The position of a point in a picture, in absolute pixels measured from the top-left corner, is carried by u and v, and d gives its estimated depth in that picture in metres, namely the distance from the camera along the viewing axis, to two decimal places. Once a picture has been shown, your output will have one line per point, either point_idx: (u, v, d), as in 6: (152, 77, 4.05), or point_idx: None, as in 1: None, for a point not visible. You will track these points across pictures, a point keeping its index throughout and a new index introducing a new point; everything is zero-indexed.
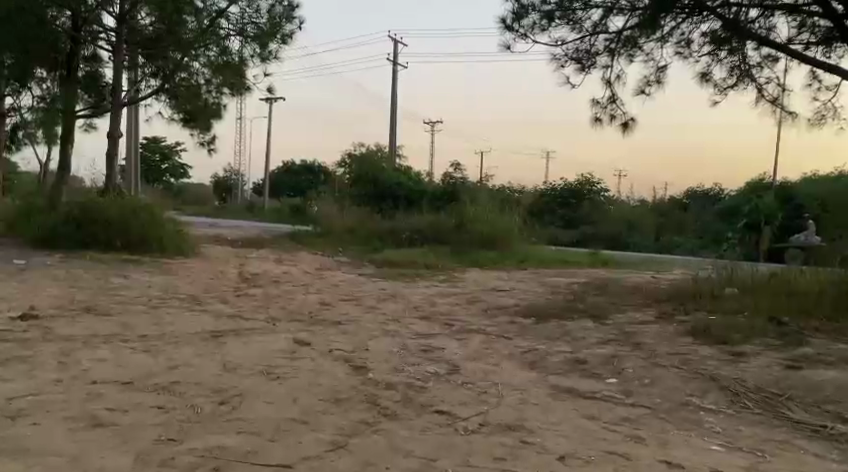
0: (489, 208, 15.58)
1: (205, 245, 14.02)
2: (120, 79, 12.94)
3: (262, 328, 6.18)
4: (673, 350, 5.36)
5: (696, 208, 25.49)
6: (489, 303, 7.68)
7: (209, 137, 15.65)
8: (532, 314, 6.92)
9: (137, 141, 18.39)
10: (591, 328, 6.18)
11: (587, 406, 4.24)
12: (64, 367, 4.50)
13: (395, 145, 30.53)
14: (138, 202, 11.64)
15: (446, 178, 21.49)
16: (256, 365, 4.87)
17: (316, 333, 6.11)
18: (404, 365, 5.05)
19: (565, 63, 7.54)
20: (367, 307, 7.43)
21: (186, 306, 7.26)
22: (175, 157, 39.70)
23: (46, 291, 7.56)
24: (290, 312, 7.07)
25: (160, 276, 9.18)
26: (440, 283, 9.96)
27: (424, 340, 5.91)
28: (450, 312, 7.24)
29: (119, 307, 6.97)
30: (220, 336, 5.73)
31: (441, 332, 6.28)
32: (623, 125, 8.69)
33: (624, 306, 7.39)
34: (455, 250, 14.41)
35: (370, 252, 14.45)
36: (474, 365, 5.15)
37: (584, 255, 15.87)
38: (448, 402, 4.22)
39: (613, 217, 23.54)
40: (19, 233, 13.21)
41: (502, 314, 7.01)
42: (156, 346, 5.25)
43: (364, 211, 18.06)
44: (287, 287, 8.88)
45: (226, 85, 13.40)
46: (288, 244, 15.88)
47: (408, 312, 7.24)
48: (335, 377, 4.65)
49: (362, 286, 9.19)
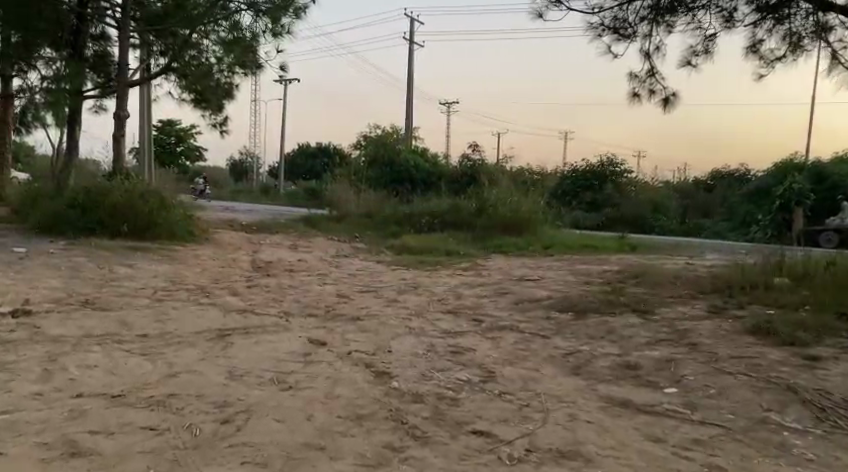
0: (511, 192, 14.90)
1: (217, 231, 13.49)
2: (127, 57, 12.38)
3: (274, 325, 5.63)
4: (736, 353, 4.72)
5: (723, 189, 24.55)
6: (521, 295, 7.07)
7: (222, 118, 15.10)
8: (569, 308, 6.30)
9: (150, 123, 17.77)
10: (637, 326, 5.56)
11: (649, 424, 3.64)
12: (47, 376, 3.96)
13: (412, 126, 29.85)
14: (145, 187, 11.11)
15: (464, 159, 20.82)
16: (266, 372, 4.32)
17: (334, 331, 5.55)
18: (431, 372, 4.46)
19: (601, 33, 6.78)
20: (389, 300, 6.86)
21: (193, 299, 6.72)
22: (191, 139, 39.23)
23: (44, 282, 7.04)
24: (304, 305, 6.51)
25: (167, 265, 8.64)
26: (464, 272, 9.34)
27: (452, 340, 5.33)
28: (479, 306, 6.64)
29: (119, 300, 6.44)
30: (227, 336, 5.18)
31: (471, 329, 5.70)
32: (664, 101, 8.03)
33: (668, 299, 6.75)
34: (476, 236, 13.77)
35: (388, 238, 13.83)
36: (511, 370, 4.56)
37: (611, 239, 15.16)
38: (487, 420, 3.64)
39: (638, 200, 22.69)
40: (24, 217, 12.66)
41: (536, 308, 6.41)
42: (156, 348, 4.71)
43: (380, 194, 17.43)
44: (301, 278, 8.31)
45: (238, 64, 12.83)
46: (303, 229, 15.32)
47: (432, 305, 6.66)
48: (354, 386, 4.08)
49: (381, 276, 8.61)
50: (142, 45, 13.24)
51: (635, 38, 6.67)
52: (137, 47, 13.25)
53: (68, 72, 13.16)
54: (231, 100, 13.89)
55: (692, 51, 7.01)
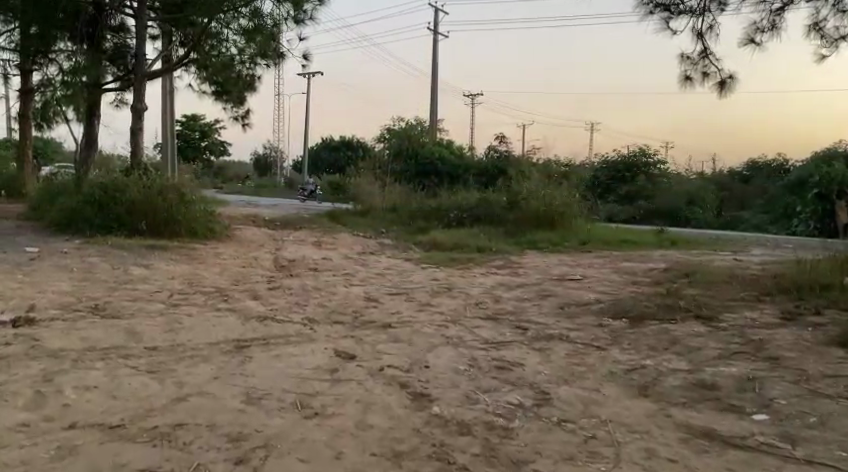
0: (544, 184, 14.22)
1: (240, 227, 13.03)
2: (144, 48, 11.98)
3: (297, 334, 5.09)
4: (829, 370, 4.08)
5: (761, 180, 23.56)
6: (567, 298, 6.46)
7: (243, 111, 14.67)
8: (623, 315, 5.67)
9: (172, 119, 17.37)
10: (703, 337, 4.93)
11: (744, 463, 3.04)
12: (39, 401, 3.46)
13: (436, 118, 29.30)
14: (164, 181, 10.67)
15: (490, 150, 20.18)
16: (287, 393, 3.77)
17: (363, 341, 5.00)
18: (477, 393, 3.88)
19: (652, 10, 6.12)
20: (422, 304, 6.28)
21: (210, 303, 6.22)
22: (215, 134, 39.05)
23: (55, 285, 6.59)
24: (330, 310, 5.97)
25: (185, 265, 8.16)
26: (499, 271, 8.72)
27: (496, 352, 4.75)
28: (521, 310, 6.05)
29: (131, 306, 5.95)
30: (246, 348, 4.65)
31: (515, 339, 5.10)
32: (719, 83, 7.37)
33: (732, 303, 6.08)
34: (508, 231, 13.14)
35: (416, 233, 13.25)
36: (567, 392, 3.98)
37: (650, 234, 14.45)
38: (549, 458, 3.06)
39: (674, 191, 21.77)
40: (42, 214, 12.31)
41: (586, 314, 5.80)
42: (166, 365, 4.20)
43: (406, 188, 16.85)
44: (327, 278, 7.76)
45: (260, 55, 12.29)
46: (327, 224, 14.84)
47: (470, 310, 6.07)
48: (389, 413, 3.51)
49: (411, 276, 8.02)
50: (162, 35, 12.87)
51: (688, 15, 6.03)
52: (156, 38, 12.88)
53: (85, 63, 12.84)
54: (253, 93, 13.44)
55: (755, 27, 6.33)
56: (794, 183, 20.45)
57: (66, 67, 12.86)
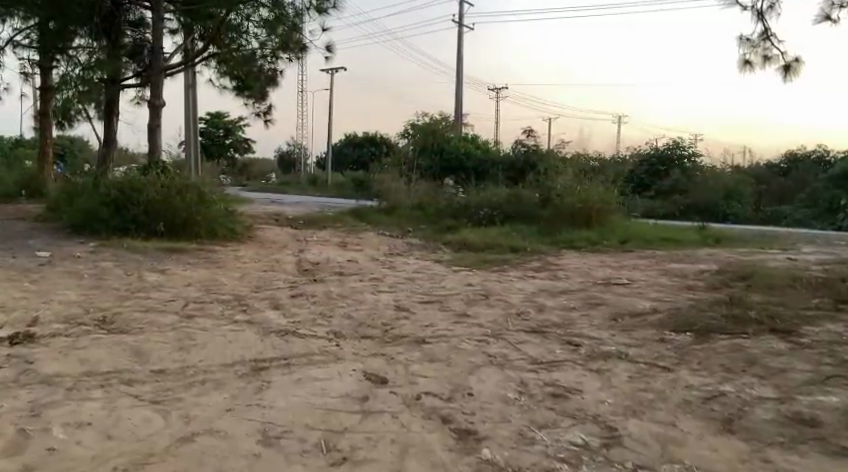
0: (578, 178, 13.55)
1: (261, 227, 12.55)
2: (161, 41, 11.53)
3: (322, 353, 4.53)
4: None
5: (802, 171, 22.60)
6: (618, 308, 5.84)
7: (265, 106, 14.20)
8: (686, 329, 5.05)
9: (194, 116, 16.99)
10: (787, 357, 4.29)
11: None
12: (20, 445, 2.95)
13: (461, 113, 28.67)
14: (183, 180, 10.31)
15: (518, 144, 19.52)
16: (310, 431, 3.22)
17: (396, 361, 4.44)
18: (533, 431, 3.30)
19: None
20: (459, 314, 5.71)
21: (227, 314, 5.69)
22: (239, 131, 38.81)
23: (62, 295, 6.11)
24: (357, 322, 5.42)
25: (202, 270, 7.66)
26: (537, 274, 8.11)
27: (549, 374, 4.16)
28: (569, 322, 5.45)
29: (141, 318, 5.44)
30: (264, 371, 4.11)
31: (568, 358, 4.51)
32: (784, 67, 6.69)
33: (808, 313, 5.43)
34: (542, 229, 12.50)
35: (444, 232, 12.68)
36: (639, 427, 3.38)
37: (690, 230, 13.74)
38: None
39: (710, 184, 20.90)
40: (59, 215, 11.96)
41: (643, 328, 5.18)
42: (173, 393, 3.68)
43: (432, 183, 16.26)
44: (353, 283, 7.21)
45: (282, 48, 11.83)
46: (351, 223, 14.33)
47: (512, 321, 5.49)
48: (432, 459, 2.95)
49: (444, 281, 7.44)
50: (181, 29, 12.42)
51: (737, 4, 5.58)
52: (175, 31, 12.45)
53: (102, 57, 12.44)
54: (275, 88, 12.96)
55: (831, 3, 5.64)
56: (838, 174, 19.51)
57: (82, 62, 12.46)
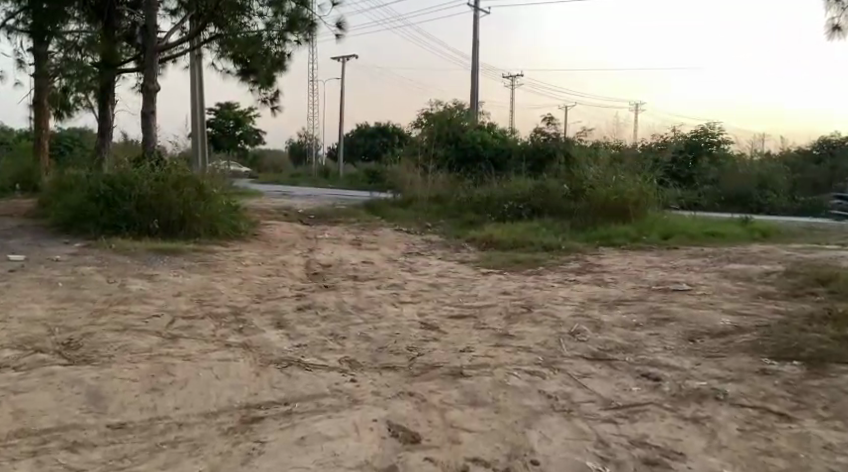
0: (610, 167, 12.40)
1: (268, 223, 11.56)
2: (155, 19, 10.52)
3: (334, 394, 3.53)
4: None
5: (840, 158, 21.22)
6: (693, 325, 4.80)
7: (273, 93, 13.18)
8: (792, 357, 4.02)
9: (200, 104, 15.98)
10: None
11: None
12: None
13: (478, 102, 27.48)
14: (180, 174, 9.32)
15: (539, 133, 18.35)
16: None
17: (429, 404, 3.43)
18: None
19: None
20: (500, 334, 4.69)
21: (219, 334, 4.70)
22: (249, 122, 37.77)
23: (25, 311, 5.13)
24: (378, 345, 4.42)
25: (197, 276, 6.68)
26: (579, 277, 7.09)
27: (632, 428, 3.14)
28: (638, 344, 4.42)
29: (113, 341, 4.45)
30: (257, 424, 3.12)
31: (651, 401, 3.48)
32: None
33: None
34: (573, 225, 11.43)
35: (465, 228, 11.63)
36: None
37: (732, 223, 12.59)
38: None
39: (742, 173, 19.65)
40: (49, 210, 11.01)
41: (734, 354, 4.14)
42: (128, 464, 2.69)
43: (451, 174, 15.19)
44: (369, 291, 6.23)
45: (290, 28, 10.83)
46: (365, 218, 13.28)
47: (566, 344, 4.47)
48: None
49: (475, 287, 6.42)
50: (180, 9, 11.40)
51: None
52: (174, 11, 11.44)
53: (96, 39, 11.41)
54: (283, 73, 11.92)
55: None
56: None
57: (73, 43, 11.49)
